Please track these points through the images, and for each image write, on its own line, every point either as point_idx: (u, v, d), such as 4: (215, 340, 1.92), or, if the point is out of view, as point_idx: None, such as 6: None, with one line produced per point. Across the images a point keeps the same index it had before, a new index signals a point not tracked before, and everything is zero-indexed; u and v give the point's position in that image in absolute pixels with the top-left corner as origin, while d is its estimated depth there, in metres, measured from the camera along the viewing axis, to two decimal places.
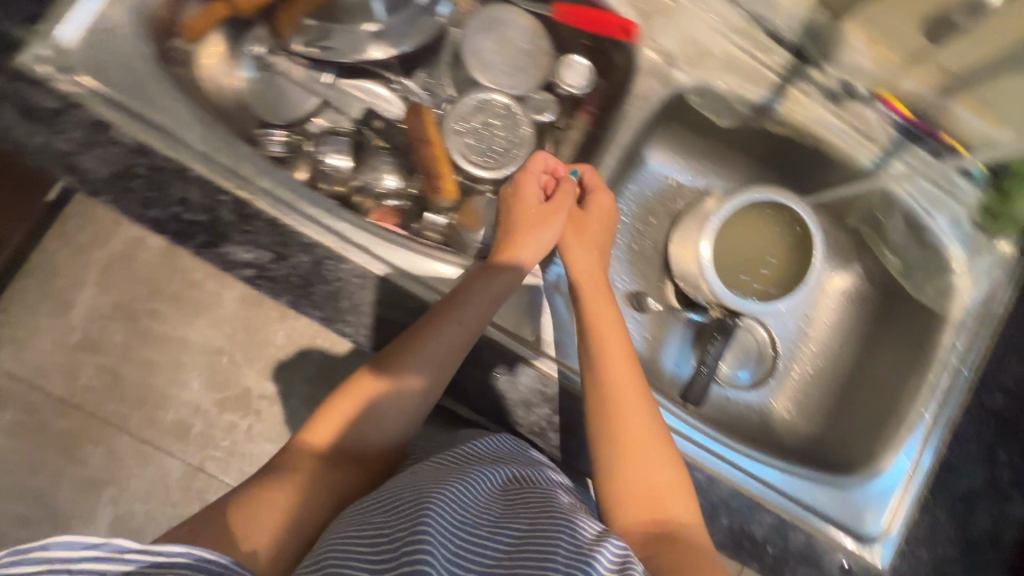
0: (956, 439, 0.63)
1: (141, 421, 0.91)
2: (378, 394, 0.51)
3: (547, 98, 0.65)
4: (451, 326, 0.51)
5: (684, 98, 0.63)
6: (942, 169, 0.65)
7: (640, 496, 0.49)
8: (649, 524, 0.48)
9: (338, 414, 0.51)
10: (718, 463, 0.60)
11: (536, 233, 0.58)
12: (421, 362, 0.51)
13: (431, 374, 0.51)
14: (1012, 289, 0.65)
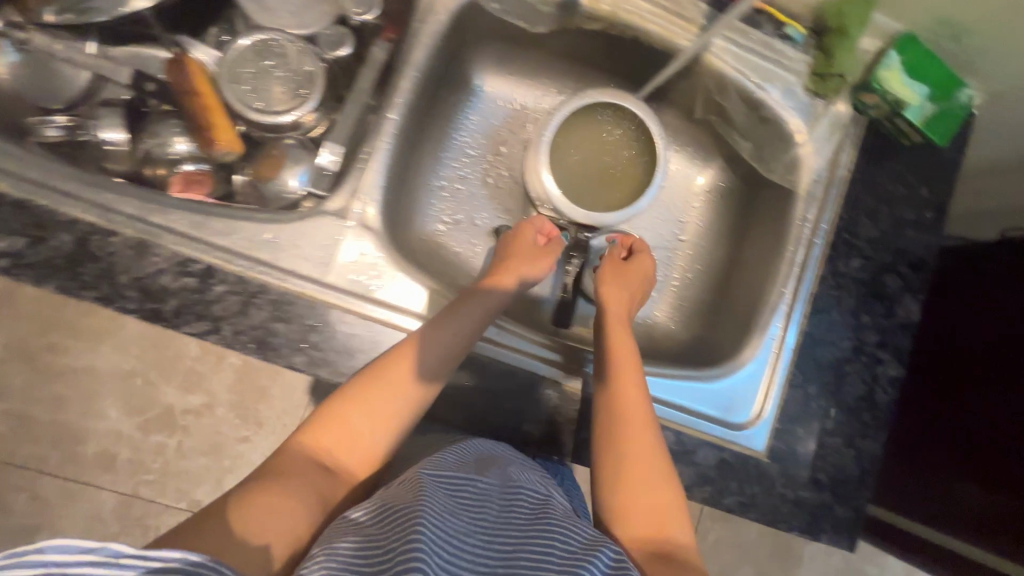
0: (818, 310, 0.62)
1: (63, 459, 0.94)
2: (369, 390, 0.48)
3: (340, 32, 0.60)
4: (445, 333, 0.51)
5: (480, 7, 0.60)
6: (764, 37, 0.62)
7: (638, 505, 0.47)
8: (640, 539, 0.45)
9: (341, 421, 0.47)
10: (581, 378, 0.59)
11: (534, 264, 0.61)
12: (420, 372, 0.49)
13: (425, 378, 0.49)
14: (855, 148, 0.64)
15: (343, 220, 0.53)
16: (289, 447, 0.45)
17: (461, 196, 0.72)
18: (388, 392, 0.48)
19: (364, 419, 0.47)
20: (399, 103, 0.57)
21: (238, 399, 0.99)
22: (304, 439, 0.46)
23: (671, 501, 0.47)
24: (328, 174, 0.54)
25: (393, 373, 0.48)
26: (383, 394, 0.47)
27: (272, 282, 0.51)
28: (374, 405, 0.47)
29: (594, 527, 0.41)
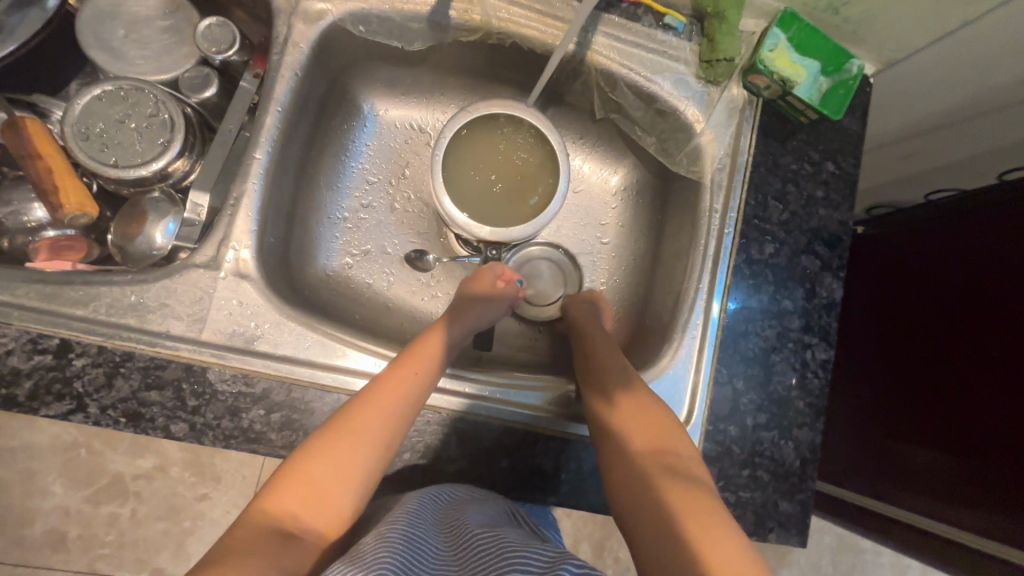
0: (735, 303, 0.60)
1: (8, 544, 0.89)
2: (327, 450, 0.44)
3: (202, 73, 0.57)
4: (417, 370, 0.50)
5: (344, 31, 0.57)
6: (645, 29, 0.60)
7: (639, 434, 0.49)
8: (648, 454, 0.48)
9: (304, 478, 0.42)
10: (502, 406, 0.56)
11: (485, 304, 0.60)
12: (391, 418, 0.46)
13: (396, 425, 0.47)
14: (753, 130, 0.62)
15: (216, 271, 0.50)
16: (244, 520, 0.40)
17: (368, 226, 0.69)
18: (361, 434, 0.45)
19: (335, 471, 0.43)
20: (262, 140, 0.53)
21: (192, 458, 0.94)
22: (265, 504, 0.41)
23: (666, 430, 0.50)
24: (195, 224, 0.52)
25: (365, 417, 0.46)
26: (357, 435, 0.45)
27: (140, 347, 0.47)
28: (340, 456, 0.43)
29: (557, 550, 0.38)
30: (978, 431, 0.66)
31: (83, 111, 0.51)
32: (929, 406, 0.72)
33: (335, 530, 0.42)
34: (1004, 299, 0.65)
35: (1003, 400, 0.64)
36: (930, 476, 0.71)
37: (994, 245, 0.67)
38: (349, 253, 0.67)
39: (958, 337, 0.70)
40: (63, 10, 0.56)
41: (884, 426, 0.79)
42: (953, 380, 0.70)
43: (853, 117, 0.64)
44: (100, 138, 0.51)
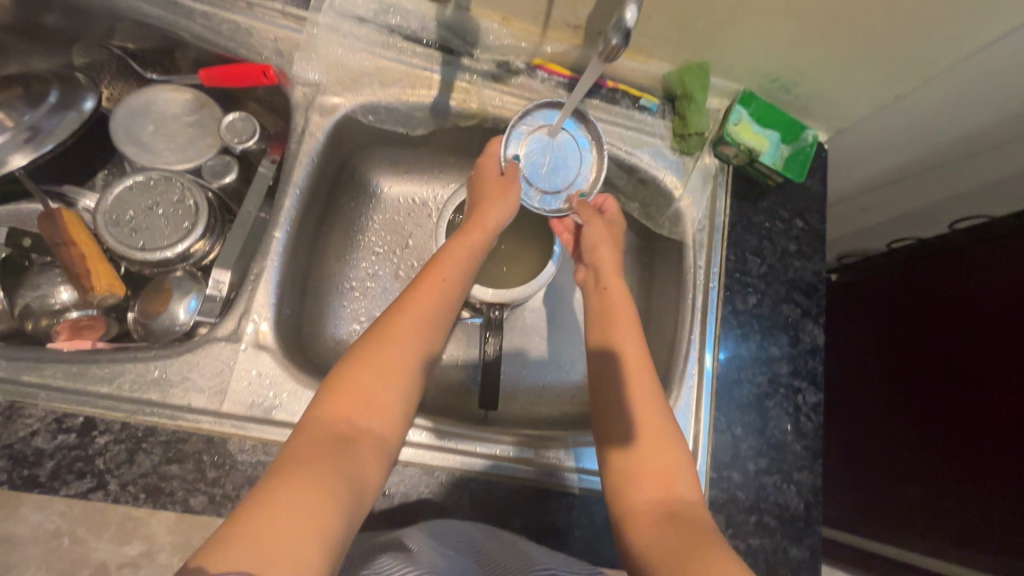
0: (725, 352, 0.64)
1: None
2: (375, 355, 0.49)
3: (225, 161, 0.62)
4: (443, 285, 0.54)
5: (355, 120, 0.63)
6: (623, 110, 0.68)
7: (653, 475, 0.49)
8: (654, 498, 0.48)
9: (353, 386, 0.47)
10: (513, 464, 0.58)
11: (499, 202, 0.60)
12: (429, 326, 0.52)
13: (434, 332, 0.53)
14: (727, 193, 0.69)
15: (236, 343, 0.53)
16: (310, 424, 0.45)
17: (375, 292, 0.72)
18: (401, 341, 0.50)
19: (380, 376, 0.48)
20: (281, 221, 0.57)
21: None
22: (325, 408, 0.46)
23: (679, 478, 0.49)
24: (216, 299, 0.55)
25: (398, 326, 0.51)
26: (400, 341, 0.50)
27: (161, 421, 0.48)
28: (381, 363, 0.48)
29: None
30: (973, 460, 0.68)
31: (115, 200, 0.55)
32: (924, 436, 0.74)
33: (392, 425, 0.48)
34: (987, 330, 0.69)
35: (993, 429, 0.66)
36: (933, 511, 0.72)
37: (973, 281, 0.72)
38: (357, 320, 0.70)
39: (950, 368, 0.73)
40: (97, 110, 0.61)
41: (886, 459, 0.80)
42: (949, 411, 0.72)
43: (814, 178, 0.72)
44: (129, 224, 0.55)
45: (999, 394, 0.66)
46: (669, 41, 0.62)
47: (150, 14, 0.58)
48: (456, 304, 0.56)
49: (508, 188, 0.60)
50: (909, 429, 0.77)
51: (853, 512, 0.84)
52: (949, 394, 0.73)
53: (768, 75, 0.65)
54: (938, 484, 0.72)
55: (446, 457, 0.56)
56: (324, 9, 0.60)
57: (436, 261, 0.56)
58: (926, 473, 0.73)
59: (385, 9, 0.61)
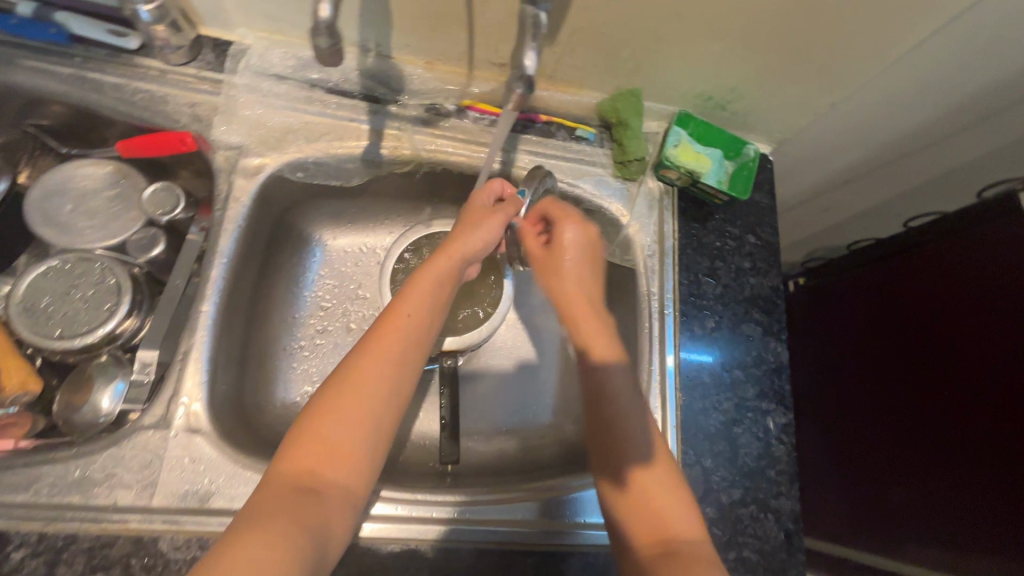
0: (687, 381, 0.62)
1: None
2: (339, 401, 0.46)
3: (149, 233, 0.59)
4: (410, 320, 0.51)
5: (284, 178, 0.61)
6: (561, 142, 0.66)
7: (651, 509, 0.47)
8: (648, 528, 0.46)
9: (316, 436, 0.45)
10: (483, 529, 0.54)
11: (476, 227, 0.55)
12: (398, 362, 0.49)
13: (405, 369, 0.49)
14: (675, 216, 0.68)
15: (166, 430, 0.49)
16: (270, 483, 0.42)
17: (325, 350, 0.69)
18: (369, 385, 0.47)
19: (348, 420, 0.46)
20: (209, 293, 0.55)
21: None
22: (285, 463, 0.43)
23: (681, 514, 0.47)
24: (143, 383, 0.52)
25: (371, 366, 0.48)
26: (367, 383, 0.47)
27: (83, 527, 0.45)
28: (349, 408, 0.46)
29: None
30: (982, 471, 0.67)
31: (29, 290, 0.53)
32: (926, 434, 0.74)
33: (356, 478, 0.45)
34: (979, 338, 0.68)
35: (997, 441, 0.66)
36: (949, 511, 0.72)
37: (957, 286, 0.72)
38: (309, 381, 0.67)
39: (947, 376, 0.72)
40: (11, 191, 0.58)
41: (895, 466, 0.80)
42: (950, 420, 0.72)
43: (761, 191, 0.71)
44: (45, 313, 0.52)
45: (999, 404, 0.65)
46: (597, 71, 0.61)
47: (55, 90, 0.55)
48: (429, 340, 0.53)
49: (494, 217, 0.56)
50: (913, 438, 0.76)
51: (872, 517, 0.84)
52: (947, 402, 0.72)
53: (701, 95, 0.65)
54: (951, 494, 0.71)
55: (410, 528, 0.53)
56: (241, 70, 0.59)
57: (402, 293, 0.52)
58: (936, 483, 0.73)
59: (306, 65, 0.60)
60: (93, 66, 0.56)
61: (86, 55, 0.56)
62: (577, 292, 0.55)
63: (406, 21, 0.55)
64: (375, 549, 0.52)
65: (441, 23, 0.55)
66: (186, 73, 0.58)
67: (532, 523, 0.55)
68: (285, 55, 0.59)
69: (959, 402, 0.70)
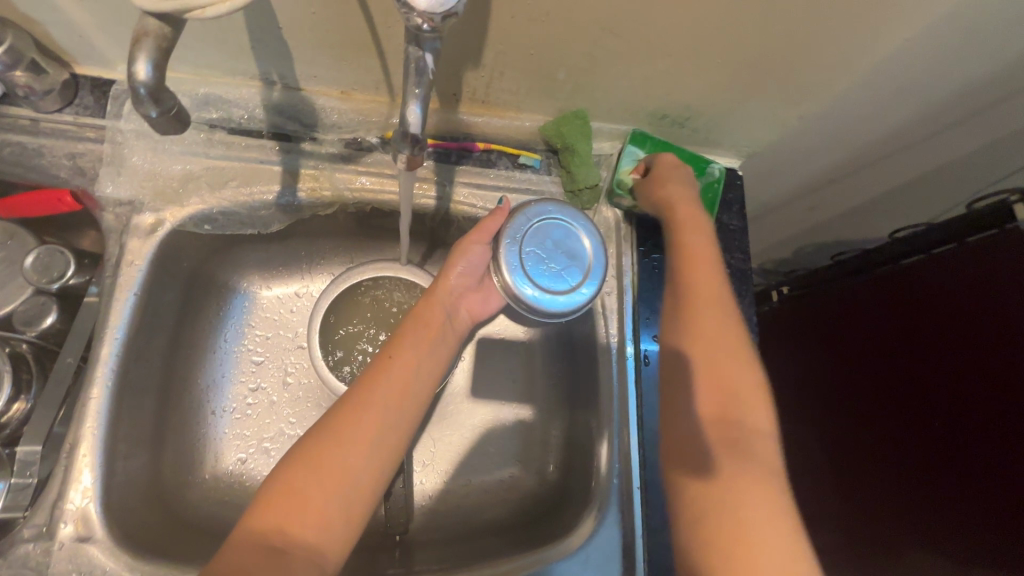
0: (652, 434, 0.56)
1: None
2: (320, 456, 0.43)
3: (36, 303, 0.52)
4: (396, 368, 0.49)
5: (188, 231, 0.54)
6: (502, 171, 0.59)
7: (721, 400, 0.48)
8: (715, 428, 0.47)
9: (289, 491, 0.42)
10: None
11: (459, 258, 0.54)
12: (382, 415, 0.47)
13: (391, 425, 0.47)
14: (634, 246, 0.61)
15: (49, 541, 0.44)
16: (241, 539, 0.40)
17: (260, 411, 0.63)
18: (351, 439, 0.45)
19: (328, 472, 0.43)
20: (99, 374, 0.48)
21: None
22: (259, 517, 0.41)
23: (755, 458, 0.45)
24: (28, 485, 0.46)
25: (357, 414, 0.46)
26: (348, 437, 0.45)
27: None
28: (326, 461, 0.43)
29: None
30: (968, 516, 0.61)
31: None
32: (919, 466, 0.67)
33: (331, 541, 0.42)
34: (969, 370, 0.62)
35: (987, 484, 0.60)
36: (934, 548, 0.65)
37: (946, 311, 0.65)
38: (243, 447, 0.61)
39: (934, 408, 0.66)
40: None
41: (880, 501, 0.74)
42: (934, 456, 0.66)
43: (730, 211, 0.64)
44: None
45: (991, 444, 0.59)
46: (534, 93, 0.54)
47: None
48: (421, 394, 0.50)
49: (472, 238, 0.53)
50: (903, 466, 0.70)
51: (857, 550, 0.78)
52: (934, 436, 0.66)
53: (655, 113, 0.58)
54: (934, 537, 0.65)
55: None
56: (127, 114, 0.51)
57: (394, 337, 0.51)
58: (920, 522, 0.67)
59: (202, 103, 0.53)
60: None
61: None
62: (691, 195, 0.55)
63: (305, 50, 0.48)
64: None
65: (344, 50, 0.48)
66: (61, 120, 0.51)
67: None
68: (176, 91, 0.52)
69: (957, 435, 0.63)
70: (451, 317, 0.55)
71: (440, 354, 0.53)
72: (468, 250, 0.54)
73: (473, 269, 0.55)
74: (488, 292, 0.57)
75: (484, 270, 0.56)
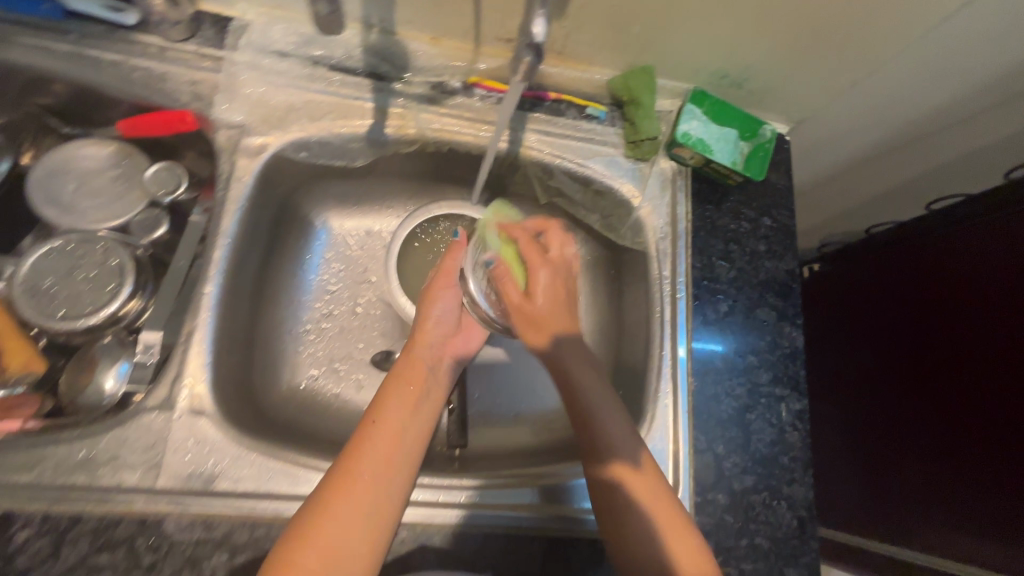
0: (701, 366, 0.60)
1: None
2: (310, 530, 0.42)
3: (151, 215, 0.59)
4: (381, 432, 0.48)
5: (288, 157, 0.59)
6: (571, 121, 0.64)
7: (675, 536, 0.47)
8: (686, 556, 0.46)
9: (285, 574, 0.40)
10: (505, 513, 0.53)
11: (433, 299, 0.58)
12: (371, 481, 0.45)
13: (382, 493, 0.45)
14: (688, 197, 0.65)
15: (170, 411, 0.49)
16: None
17: (332, 335, 0.69)
18: (341, 513, 0.43)
19: (326, 546, 0.41)
20: (211, 274, 0.54)
21: None
22: None
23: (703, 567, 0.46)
24: (147, 365, 0.52)
25: (351, 479, 0.44)
26: (339, 510, 0.43)
27: (88, 509, 0.44)
28: (320, 538, 0.41)
29: None
30: (982, 464, 0.66)
31: (31, 269, 0.52)
32: (933, 416, 0.74)
33: None
34: (984, 326, 0.67)
35: (999, 432, 0.64)
36: (942, 495, 0.72)
37: (968, 272, 0.70)
38: (317, 365, 0.67)
39: (953, 365, 0.71)
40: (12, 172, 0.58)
41: (906, 469, 0.77)
42: (954, 409, 0.71)
43: (777, 171, 0.68)
44: (48, 294, 0.52)
45: (993, 396, 0.66)
46: (608, 46, 0.59)
47: (52, 68, 0.54)
48: (415, 458, 0.48)
49: (439, 276, 0.58)
50: (919, 418, 0.76)
51: (874, 502, 0.84)
52: (953, 390, 0.71)
53: (717, 73, 0.62)
54: (957, 493, 0.69)
55: (438, 516, 0.52)
56: (243, 47, 0.57)
57: (381, 399, 0.51)
58: (948, 488, 0.71)
59: (309, 41, 0.58)
60: (91, 42, 0.55)
61: (83, 31, 0.55)
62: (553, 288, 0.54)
63: None
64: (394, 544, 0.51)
65: None
66: (185, 49, 0.57)
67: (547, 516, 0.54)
68: (286, 29, 0.58)
69: (965, 385, 0.69)
70: (439, 366, 0.55)
71: (432, 406, 0.52)
72: (438, 294, 0.58)
73: (445, 315, 0.58)
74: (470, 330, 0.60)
75: (458, 312, 0.59)
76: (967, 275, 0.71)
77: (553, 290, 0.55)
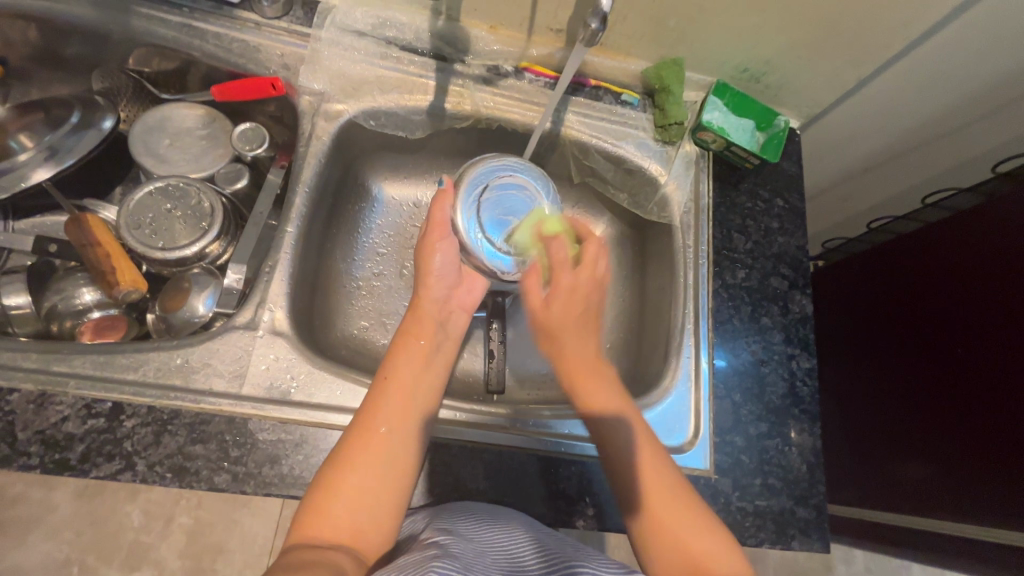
0: (718, 323, 0.67)
1: None
2: (346, 467, 0.46)
3: (235, 168, 0.65)
4: (396, 384, 0.51)
5: (358, 124, 0.67)
6: (607, 106, 0.73)
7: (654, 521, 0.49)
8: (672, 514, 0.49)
9: (327, 505, 0.44)
10: (539, 439, 0.59)
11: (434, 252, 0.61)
12: (391, 427, 0.48)
13: (402, 434, 0.48)
14: (709, 177, 0.73)
15: (254, 330, 0.55)
16: (289, 544, 0.42)
17: (380, 292, 0.74)
18: (371, 459, 0.46)
19: (353, 490, 0.44)
20: (293, 217, 0.62)
21: (226, 537, 0.97)
22: (308, 526, 0.43)
23: (681, 506, 0.49)
24: (233, 292, 0.59)
25: (369, 431, 0.47)
26: (370, 453, 0.46)
27: (184, 407, 0.50)
28: (355, 475, 0.45)
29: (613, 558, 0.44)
30: (975, 427, 0.73)
31: (136, 205, 0.60)
32: (927, 387, 0.80)
33: (376, 544, 0.44)
34: (979, 300, 0.75)
35: (990, 395, 0.71)
36: (935, 461, 0.77)
37: (973, 256, 0.77)
38: (366, 317, 0.72)
39: (947, 339, 0.78)
40: (115, 129, 0.66)
41: (903, 440, 0.83)
42: (949, 378, 0.77)
43: (789, 160, 0.76)
44: (150, 226, 0.59)
45: (983, 362, 0.72)
46: (643, 39, 0.67)
47: (166, 37, 0.63)
48: (427, 404, 0.52)
49: (435, 229, 0.61)
50: (913, 390, 0.82)
51: (871, 479, 0.88)
52: (955, 363, 0.76)
53: (738, 67, 0.70)
54: (957, 458, 0.74)
55: (480, 436, 0.58)
56: (327, 26, 0.66)
57: (391, 356, 0.54)
58: (939, 453, 0.77)
59: (383, 25, 0.67)
60: (199, 16, 0.64)
61: (193, 6, 0.64)
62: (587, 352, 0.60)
63: None
64: (442, 460, 0.56)
65: None
66: (279, 27, 0.65)
67: (579, 445, 0.60)
68: (364, 13, 0.66)
69: (957, 358, 0.76)
70: (443, 322, 0.60)
71: (437, 363, 0.56)
72: (435, 249, 0.61)
73: (445, 267, 0.61)
74: (471, 279, 0.64)
75: (458, 265, 0.62)
76: (972, 258, 0.77)
77: (578, 372, 0.58)
